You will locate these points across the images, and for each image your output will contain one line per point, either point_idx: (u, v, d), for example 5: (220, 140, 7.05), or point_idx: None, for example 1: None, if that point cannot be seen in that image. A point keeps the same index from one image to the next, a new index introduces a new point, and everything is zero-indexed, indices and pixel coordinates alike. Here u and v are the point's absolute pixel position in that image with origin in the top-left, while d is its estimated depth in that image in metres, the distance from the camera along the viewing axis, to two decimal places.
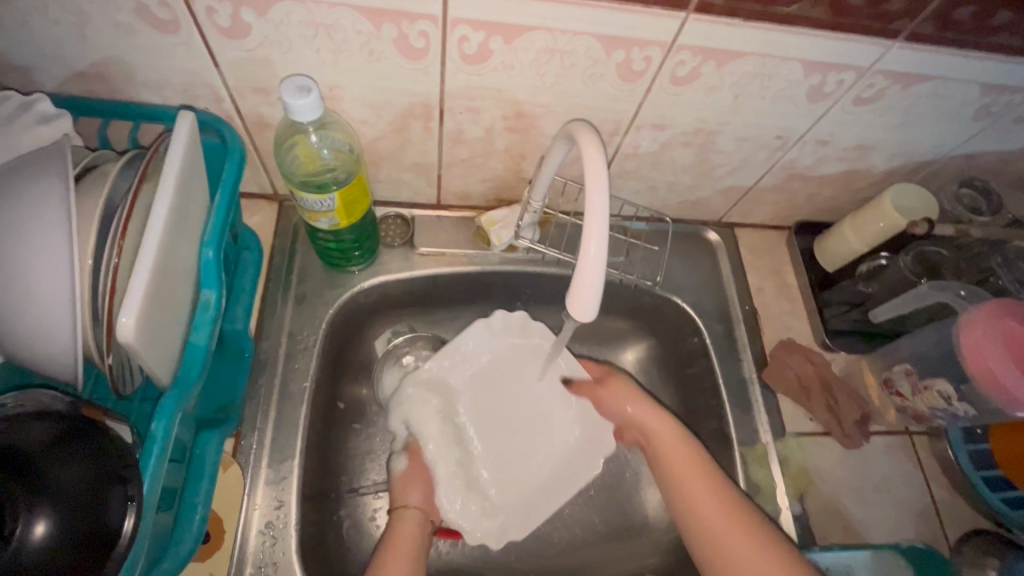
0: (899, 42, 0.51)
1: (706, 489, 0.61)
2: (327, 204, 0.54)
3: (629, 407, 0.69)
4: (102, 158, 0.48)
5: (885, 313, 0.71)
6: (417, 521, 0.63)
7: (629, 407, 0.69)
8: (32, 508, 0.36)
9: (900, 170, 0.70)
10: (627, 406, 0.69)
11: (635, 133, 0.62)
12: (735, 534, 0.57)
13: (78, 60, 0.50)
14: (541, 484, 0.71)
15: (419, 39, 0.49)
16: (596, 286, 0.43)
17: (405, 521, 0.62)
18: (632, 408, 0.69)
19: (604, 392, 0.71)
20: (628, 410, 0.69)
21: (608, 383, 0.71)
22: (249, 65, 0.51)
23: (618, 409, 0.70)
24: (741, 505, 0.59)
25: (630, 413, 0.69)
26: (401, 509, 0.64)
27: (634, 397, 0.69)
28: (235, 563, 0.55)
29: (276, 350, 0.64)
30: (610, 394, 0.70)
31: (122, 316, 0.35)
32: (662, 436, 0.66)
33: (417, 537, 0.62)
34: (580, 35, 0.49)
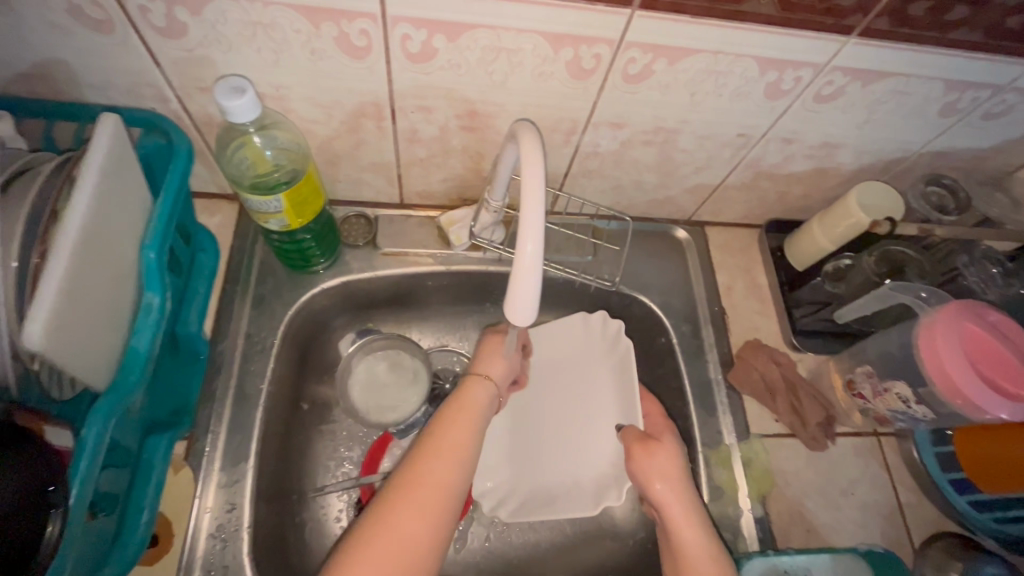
0: (854, 38, 0.50)
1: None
2: (273, 205, 0.54)
3: (658, 485, 0.60)
4: (37, 160, 0.46)
5: (852, 315, 0.69)
6: (487, 393, 0.59)
7: (659, 486, 0.60)
8: None
9: (868, 168, 0.69)
10: (657, 483, 0.60)
11: (594, 131, 0.61)
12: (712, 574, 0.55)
13: (17, 61, 0.50)
14: (552, 500, 0.71)
15: (361, 37, 0.48)
16: (531, 289, 0.43)
17: (476, 386, 0.59)
18: (661, 487, 0.60)
19: (639, 460, 0.62)
20: (657, 488, 0.60)
21: (650, 451, 0.62)
22: (190, 65, 0.51)
23: (648, 485, 0.61)
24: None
25: (659, 493, 0.60)
26: (475, 374, 0.61)
27: (665, 469, 0.61)
28: (184, 567, 0.55)
29: (234, 351, 0.64)
30: (645, 468, 0.61)
31: (30, 319, 0.35)
32: (684, 520, 0.58)
33: (482, 407, 0.58)
34: (525, 33, 0.48)
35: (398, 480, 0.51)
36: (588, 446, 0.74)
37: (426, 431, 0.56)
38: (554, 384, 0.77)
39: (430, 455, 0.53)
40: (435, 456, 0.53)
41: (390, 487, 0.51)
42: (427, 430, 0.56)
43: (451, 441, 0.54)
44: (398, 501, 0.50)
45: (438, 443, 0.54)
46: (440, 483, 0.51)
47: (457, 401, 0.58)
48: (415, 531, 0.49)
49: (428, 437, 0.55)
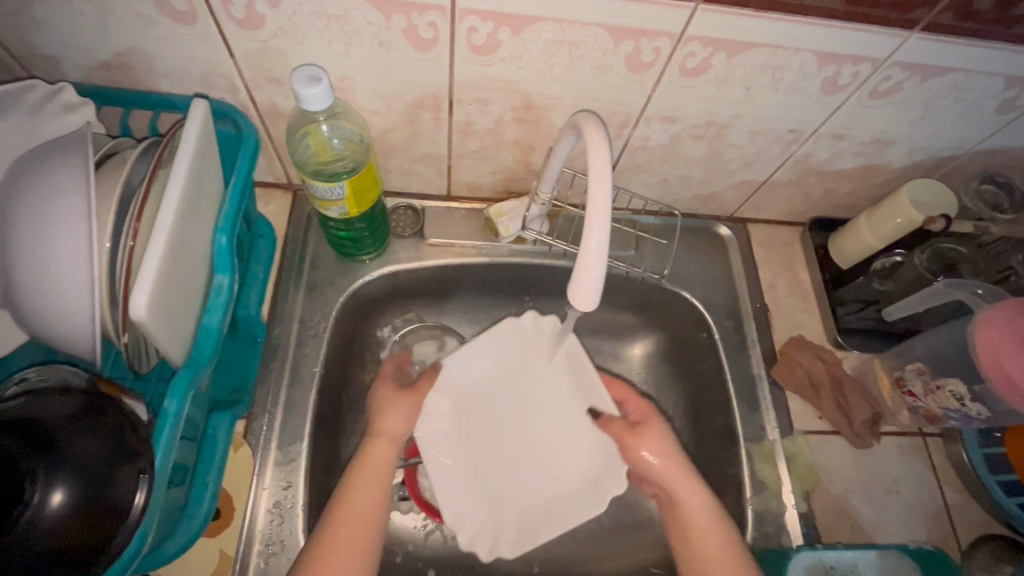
0: (917, 32, 0.50)
1: (722, 548, 0.58)
2: (336, 192, 0.55)
3: (645, 451, 0.66)
4: (122, 145, 0.49)
5: (899, 313, 0.70)
6: (391, 451, 0.62)
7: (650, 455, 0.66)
8: (50, 476, 0.38)
9: (919, 165, 0.69)
10: (645, 451, 0.66)
11: (645, 125, 0.62)
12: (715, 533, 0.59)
13: (101, 50, 0.52)
14: (541, 505, 0.71)
15: (428, 29, 0.50)
16: (596, 280, 0.44)
17: (378, 446, 0.62)
18: (667, 467, 0.64)
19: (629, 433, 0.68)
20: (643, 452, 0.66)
21: (640, 432, 0.68)
22: (263, 55, 0.52)
23: (638, 455, 0.67)
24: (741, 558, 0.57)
25: (649, 458, 0.66)
26: (378, 434, 0.63)
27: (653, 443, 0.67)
28: (244, 541, 0.57)
29: (288, 336, 0.66)
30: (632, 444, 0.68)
31: (136, 294, 0.37)
32: (686, 490, 0.63)
33: (391, 465, 0.61)
34: (588, 26, 0.49)
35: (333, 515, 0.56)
36: (557, 450, 0.73)
37: (342, 488, 0.58)
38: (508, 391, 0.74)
39: (357, 490, 0.58)
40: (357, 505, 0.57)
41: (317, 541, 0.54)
42: (351, 468, 0.60)
43: (364, 497, 0.57)
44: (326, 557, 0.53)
45: (362, 469, 0.60)
46: (366, 526, 0.56)
47: (361, 461, 0.60)
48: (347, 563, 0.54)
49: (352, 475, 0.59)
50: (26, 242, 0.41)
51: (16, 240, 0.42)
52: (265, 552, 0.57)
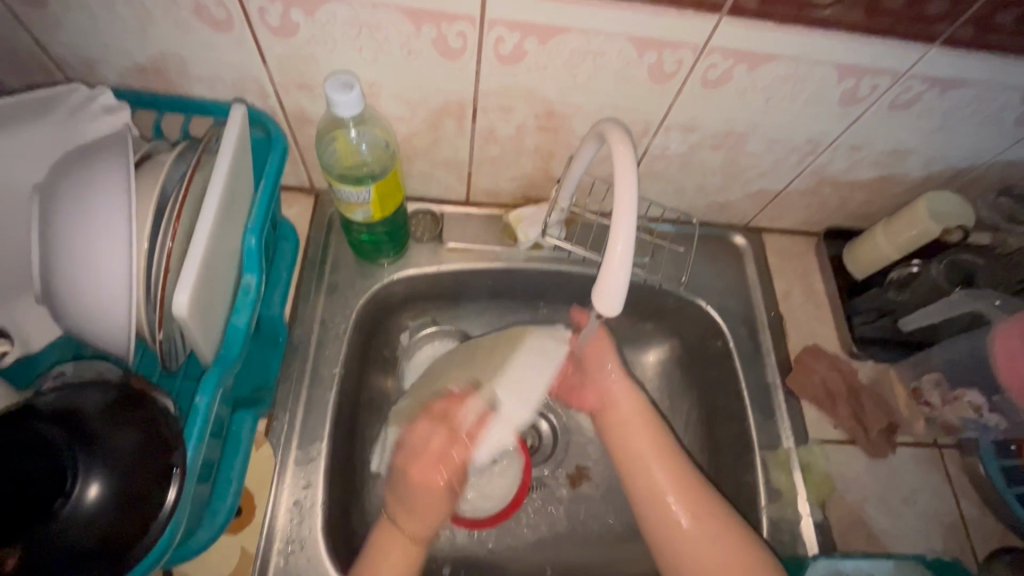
0: (936, 46, 0.51)
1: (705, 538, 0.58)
2: (363, 195, 0.56)
3: (609, 365, 0.68)
4: (157, 149, 0.51)
5: (918, 322, 0.69)
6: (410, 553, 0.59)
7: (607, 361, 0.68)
8: (88, 468, 0.39)
9: (935, 177, 0.69)
10: (609, 366, 0.68)
11: (665, 134, 0.63)
12: (693, 529, 0.58)
13: (139, 55, 0.54)
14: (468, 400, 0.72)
15: (457, 38, 0.51)
16: (620, 282, 0.44)
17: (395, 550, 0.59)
18: (621, 400, 0.68)
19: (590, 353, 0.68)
20: (607, 364, 0.68)
21: (591, 355, 0.68)
22: (295, 62, 0.54)
23: (600, 366, 0.68)
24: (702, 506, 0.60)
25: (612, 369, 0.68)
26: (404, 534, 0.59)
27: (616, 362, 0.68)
28: (265, 539, 0.58)
29: (308, 337, 0.67)
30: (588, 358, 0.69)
31: (178, 292, 0.38)
32: (640, 421, 0.66)
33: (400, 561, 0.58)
34: (613, 37, 0.51)
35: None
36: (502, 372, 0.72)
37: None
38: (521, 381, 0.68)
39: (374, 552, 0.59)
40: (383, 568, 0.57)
41: None
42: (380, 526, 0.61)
43: None
44: None
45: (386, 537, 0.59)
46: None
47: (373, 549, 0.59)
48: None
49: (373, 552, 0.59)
50: (67, 241, 0.42)
51: (57, 238, 0.43)
52: (285, 551, 0.57)
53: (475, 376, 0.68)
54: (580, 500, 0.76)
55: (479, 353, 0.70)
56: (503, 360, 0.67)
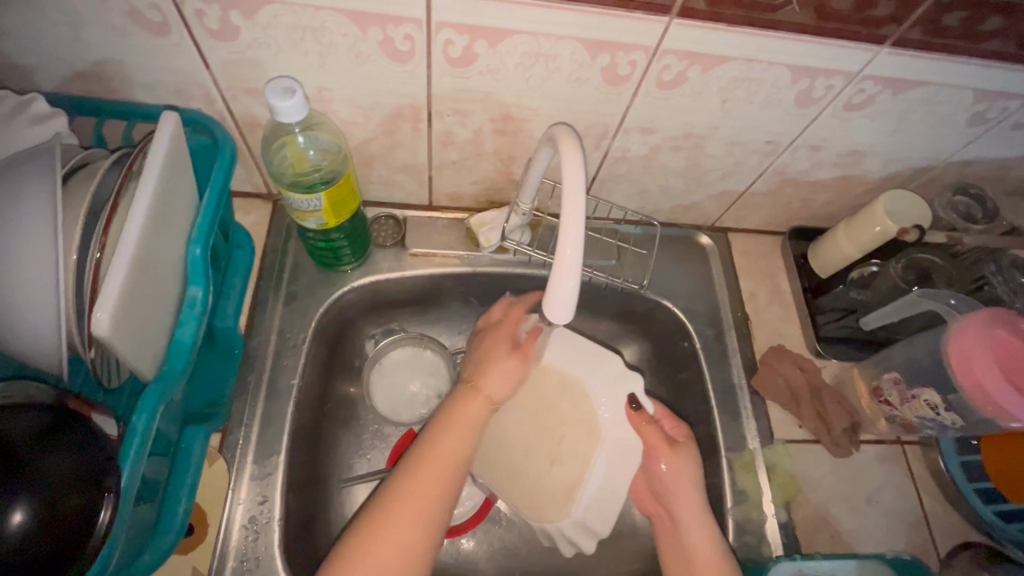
0: (887, 47, 0.51)
1: None
2: (313, 204, 0.55)
3: (662, 464, 0.64)
4: (92, 157, 0.49)
5: (877, 321, 0.70)
6: (482, 411, 0.60)
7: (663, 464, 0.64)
8: (11, 496, 0.37)
9: (894, 176, 0.70)
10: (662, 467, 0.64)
11: (624, 136, 0.62)
12: None
13: (75, 61, 0.52)
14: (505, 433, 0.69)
15: (405, 41, 0.50)
16: (570, 290, 0.44)
17: (470, 402, 0.60)
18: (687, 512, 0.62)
19: (646, 436, 0.65)
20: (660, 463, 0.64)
21: (660, 440, 0.65)
22: (239, 67, 0.52)
23: (652, 463, 0.65)
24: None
25: (662, 469, 0.64)
26: (475, 389, 0.61)
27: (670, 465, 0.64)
28: (217, 558, 0.56)
29: (266, 347, 0.65)
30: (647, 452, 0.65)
31: (99, 310, 0.36)
32: (702, 536, 0.61)
33: (442, 485, 0.56)
34: (564, 39, 0.50)
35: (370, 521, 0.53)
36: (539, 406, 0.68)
37: (424, 441, 0.58)
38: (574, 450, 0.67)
39: (419, 483, 0.55)
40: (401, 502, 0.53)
41: (372, 510, 0.54)
42: (414, 454, 0.57)
43: (438, 456, 0.57)
44: (388, 518, 0.53)
45: (426, 468, 0.56)
46: (419, 506, 0.54)
47: (403, 474, 0.56)
48: (397, 556, 0.51)
49: (403, 479, 0.55)
50: None
51: None
52: (239, 569, 0.56)
53: (552, 465, 0.67)
54: None
55: (551, 430, 0.68)
56: (583, 460, 0.67)
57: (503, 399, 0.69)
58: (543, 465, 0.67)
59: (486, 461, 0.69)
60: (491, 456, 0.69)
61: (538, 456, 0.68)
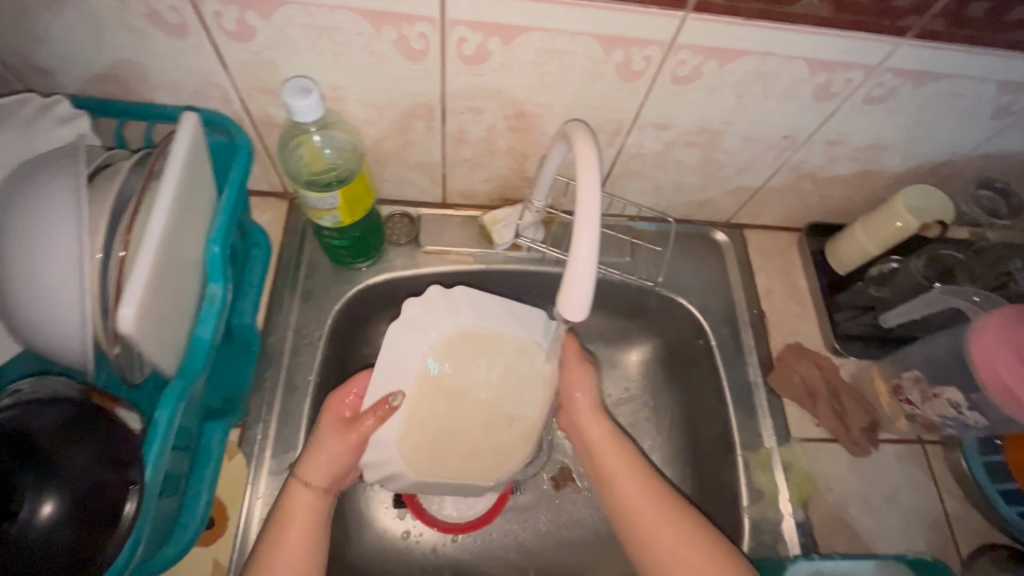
0: (908, 39, 0.50)
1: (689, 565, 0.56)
2: (329, 202, 0.55)
3: (578, 396, 0.69)
4: (116, 157, 0.50)
5: (896, 319, 0.69)
6: (314, 501, 0.58)
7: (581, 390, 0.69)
8: (40, 487, 0.39)
9: (915, 171, 0.68)
10: (578, 399, 0.69)
11: (638, 132, 0.62)
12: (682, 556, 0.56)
13: (97, 63, 0.53)
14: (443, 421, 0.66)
15: (418, 40, 0.50)
16: (586, 285, 0.43)
17: (296, 502, 0.57)
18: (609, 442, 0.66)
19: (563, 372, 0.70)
20: (575, 396, 0.69)
21: (574, 368, 0.70)
22: (256, 67, 0.53)
23: (570, 393, 0.70)
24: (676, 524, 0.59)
25: (575, 396, 0.70)
26: (296, 478, 0.58)
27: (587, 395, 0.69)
28: (238, 549, 0.57)
29: (283, 344, 0.66)
30: (570, 389, 0.70)
31: (123, 308, 0.37)
32: (614, 450, 0.65)
33: (316, 519, 0.57)
34: (578, 35, 0.50)
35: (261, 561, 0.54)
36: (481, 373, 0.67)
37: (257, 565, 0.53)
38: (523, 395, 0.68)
39: None
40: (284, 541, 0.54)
41: None
42: None
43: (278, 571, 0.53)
44: None
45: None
46: (301, 536, 0.55)
47: (284, 510, 0.57)
48: None
49: (279, 519, 0.56)
50: (18, 254, 0.42)
51: (9, 252, 0.42)
52: None
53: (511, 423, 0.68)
54: (563, 502, 0.75)
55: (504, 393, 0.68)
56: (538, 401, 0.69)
57: (448, 370, 0.67)
58: (502, 429, 0.68)
59: (424, 453, 0.66)
60: (439, 449, 0.66)
61: (497, 423, 0.68)
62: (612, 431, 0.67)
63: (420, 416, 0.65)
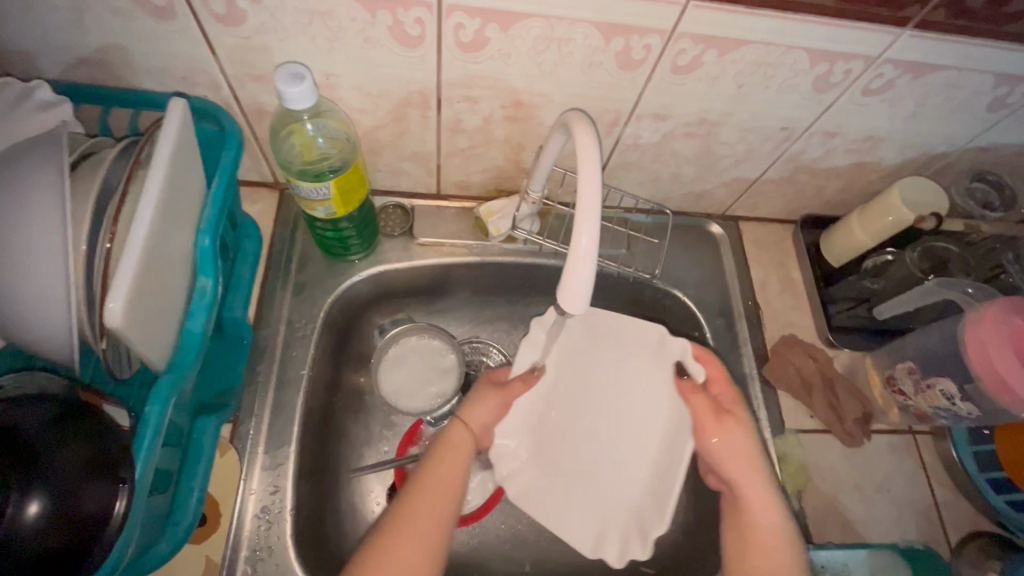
0: (909, 30, 0.50)
1: None
2: (322, 192, 0.54)
3: (761, 522, 0.59)
4: (99, 145, 0.48)
5: (891, 309, 0.69)
6: (468, 438, 0.63)
7: (719, 442, 0.64)
8: (25, 487, 0.37)
9: (910, 163, 0.69)
10: (760, 519, 0.59)
11: (636, 123, 0.61)
12: None
13: (79, 47, 0.51)
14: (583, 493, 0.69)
15: (414, 26, 0.49)
16: (585, 281, 0.43)
17: (457, 430, 0.63)
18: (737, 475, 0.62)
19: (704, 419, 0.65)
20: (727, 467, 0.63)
21: (726, 425, 0.64)
22: (246, 52, 0.51)
23: (704, 444, 0.65)
24: None
25: (713, 444, 0.64)
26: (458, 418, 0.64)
27: (747, 471, 0.62)
28: (230, 547, 0.56)
29: (275, 337, 0.65)
30: (714, 456, 0.64)
31: (110, 302, 0.36)
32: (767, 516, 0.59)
33: (465, 453, 0.62)
34: (578, 23, 0.49)
35: (421, 472, 0.59)
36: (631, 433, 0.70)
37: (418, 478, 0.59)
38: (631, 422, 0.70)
39: (431, 492, 0.57)
40: (440, 466, 0.60)
41: (389, 515, 0.56)
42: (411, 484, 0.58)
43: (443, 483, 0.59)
44: (402, 523, 0.55)
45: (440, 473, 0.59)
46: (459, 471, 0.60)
47: (443, 445, 0.61)
48: (438, 503, 0.57)
49: (436, 451, 0.61)
50: None
51: None
52: (252, 558, 0.56)
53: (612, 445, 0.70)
54: None
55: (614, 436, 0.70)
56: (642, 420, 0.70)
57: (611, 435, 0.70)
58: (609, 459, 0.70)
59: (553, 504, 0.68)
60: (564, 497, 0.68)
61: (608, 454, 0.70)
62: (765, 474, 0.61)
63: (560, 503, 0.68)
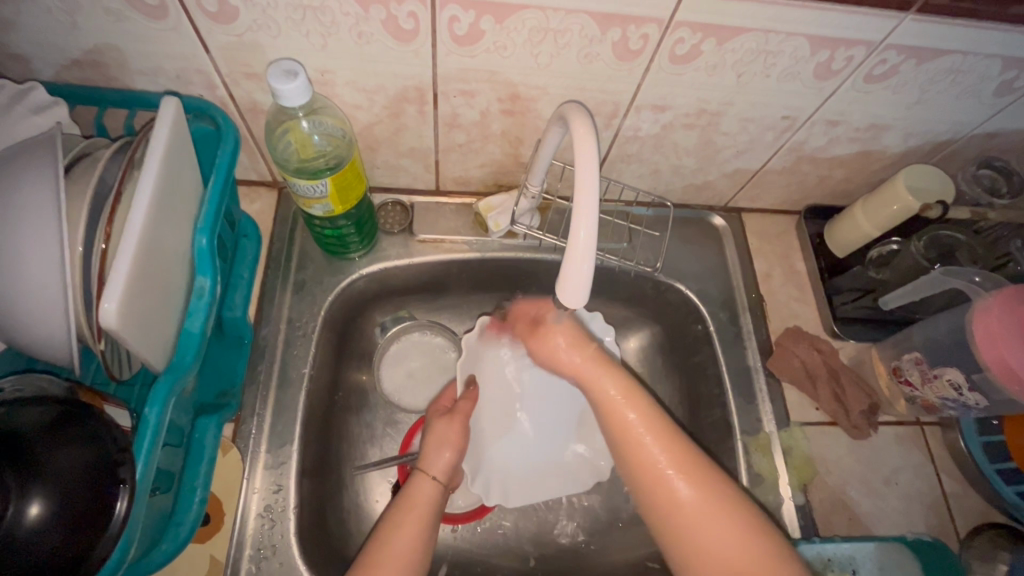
0: (912, 13, 0.49)
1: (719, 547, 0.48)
2: (320, 190, 0.54)
3: (679, 483, 0.51)
4: (94, 146, 0.48)
5: (897, 301, 0.68)
6: (435, 493, 0.60)
7: (608, 388, 0.55)
8: (25, 490, 0.37)
9: (915, 151, 0.67)
10: (678, 482, 0.51)
11: (635, 114, 0.60)
12: (713, 519, 0.49)
13: (73, 48, 0.51)
14: (548, 478, 0.74)
15: (408, 20, 0.48)
16: (585, 275, 0.42)
17: (421, 486, 0.60)
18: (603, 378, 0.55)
19: (543, 346, 0.58)
20: (630, 417, 0.54)
21: (541, 344, 0.58)
22: (239, 50, 0.51)
23: (600, 391, 0.55)
24: (725, 526, 0.49)
25: (574, 366, 0.56)
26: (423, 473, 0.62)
27: (649, 420, 0.54)
28: (234, 545, 0.56)
29: (276, 337, 0.65)
30: (604, 400, 0.55)
31: (105, 302, 0.37)
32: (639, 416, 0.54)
33: (434, 508, 0.59)
34: (573, 13, 0.48)
35: (384, 529, 0.56)
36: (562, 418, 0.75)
37: (378, 536, 0.55)
38: (558, 409, 0.75)
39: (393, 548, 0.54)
40: (398, 532, 0.55)
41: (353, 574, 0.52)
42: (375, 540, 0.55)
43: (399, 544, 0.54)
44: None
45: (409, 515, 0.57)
46: (418, 531, 0.56)
47: (405, 501, 0.58)
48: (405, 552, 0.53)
49: (398, 513, 0.57)
50: None
51: None
52: (256, 557, 0.56)
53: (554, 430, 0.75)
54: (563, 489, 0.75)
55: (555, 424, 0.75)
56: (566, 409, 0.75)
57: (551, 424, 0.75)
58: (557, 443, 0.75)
59: (527, 488, 0.73)
60: (531, 482, 0.73)
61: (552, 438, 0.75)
62: (627, 385, 0.55)
63: (532, 487, 0.73)
